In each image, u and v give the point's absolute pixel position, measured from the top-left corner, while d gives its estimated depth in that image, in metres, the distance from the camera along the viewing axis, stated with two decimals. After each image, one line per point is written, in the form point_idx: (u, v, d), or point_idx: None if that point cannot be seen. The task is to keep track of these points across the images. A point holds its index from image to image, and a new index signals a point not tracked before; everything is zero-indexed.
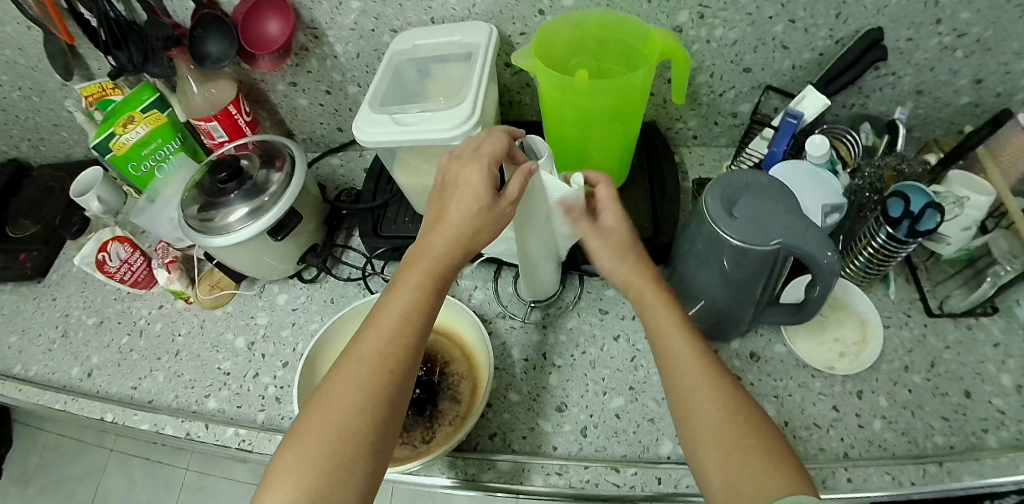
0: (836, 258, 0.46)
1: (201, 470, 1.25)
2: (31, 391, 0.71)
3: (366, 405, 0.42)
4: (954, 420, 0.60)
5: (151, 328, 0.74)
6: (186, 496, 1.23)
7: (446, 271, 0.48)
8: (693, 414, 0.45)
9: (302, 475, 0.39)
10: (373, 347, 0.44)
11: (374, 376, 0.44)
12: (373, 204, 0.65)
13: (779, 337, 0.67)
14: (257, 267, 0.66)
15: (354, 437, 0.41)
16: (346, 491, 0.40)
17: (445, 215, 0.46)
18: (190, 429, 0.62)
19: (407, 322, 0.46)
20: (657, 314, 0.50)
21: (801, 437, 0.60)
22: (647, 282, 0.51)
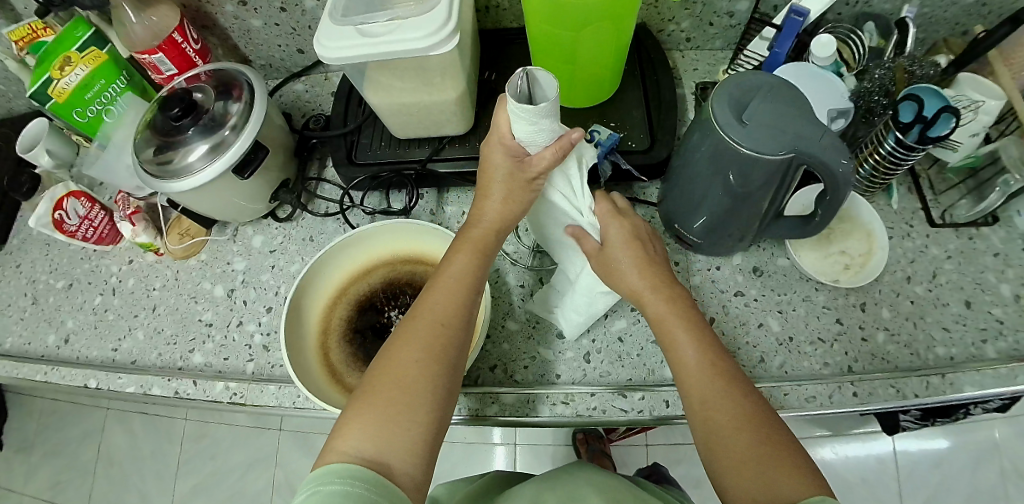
0: (852, 167, 0.43)
1: (200, 418, 1.24)
2: (9, 365, 0.67)
3: (428, 363, 0.43)
4: (955, 330, 0.59)
5: (123, 285, 0.69)
6: (189, 444, 1.23)
7: (493, 240, 0.50)
8: (706, 419, 0.42)
9: (369, 428, 0.40)
10: (432, 306, 0.46)
11: (433, 331, 0.45)
12: (346, 129, 0.58)
13: (784, 250, 0.63)
14: (226, 210, 0.61)
15: (415, 388, 0.42)
16: (411, 443, 0.40)
17: (487, 186, 0.49)
18: (178, 387, 0.59)
19: (459, 287, 0.47)
20: (668, 325, 0.46)
21: (806, 352, 0.58)
22: (654, 291, 0.48)
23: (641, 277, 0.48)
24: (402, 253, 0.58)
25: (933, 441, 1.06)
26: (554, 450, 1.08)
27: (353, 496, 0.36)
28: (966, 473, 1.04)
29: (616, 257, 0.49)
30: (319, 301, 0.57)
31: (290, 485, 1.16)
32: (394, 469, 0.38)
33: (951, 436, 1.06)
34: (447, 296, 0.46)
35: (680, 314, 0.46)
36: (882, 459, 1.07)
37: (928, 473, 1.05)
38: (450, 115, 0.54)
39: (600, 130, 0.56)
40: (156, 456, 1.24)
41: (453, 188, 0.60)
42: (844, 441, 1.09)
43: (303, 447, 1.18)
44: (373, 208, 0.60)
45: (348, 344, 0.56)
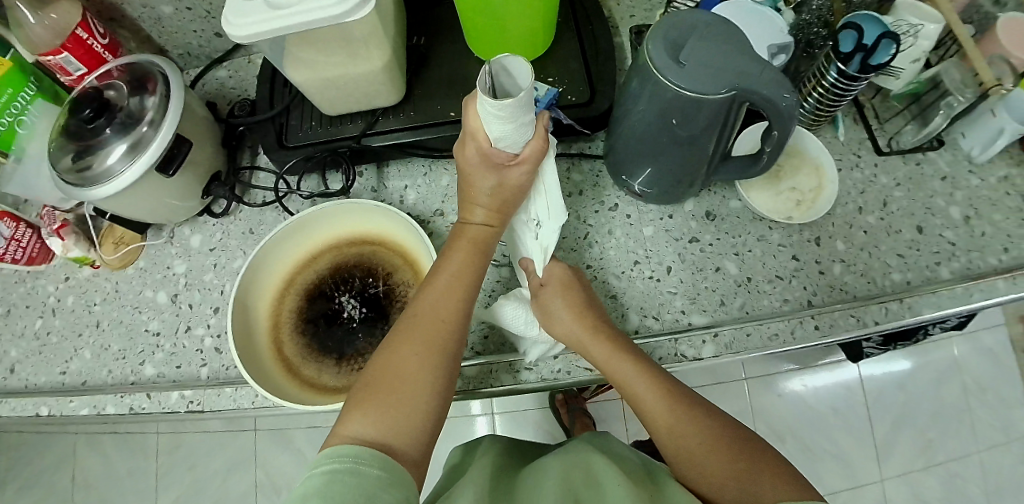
0: (794, 101, 0.42)
1: (172, 429, 1.20)
2: None
3: (428, 356, 0.43)
4: (909, 255, 0.60)
5: (63, 304, 0.64)
6: (166, 457, 1.19)
7: (490, 241, 0.49)
8: (678, 450, 0.44)
9: (371, 414, 0.40)
10: (427, 305, 0.45)
11: (434, 328, 0.44)
12: (273, 112, 0.55)
13: (736, 192, 0.62)
14: (156, 212, 0.57)
15: (415, 384, 0.41)
16: (413, 429, 0.40)
17: (472, 188, 0.47)
18: (132, 403, 0.57)
19: (458, 286, 0.46)
20: (614, 365, 0.48)
21: (767, 290, 0.58)
22: (590, 336, 0.49)
23: (575, 322, 0.49)
24: (348, 235, 0.56)
25: (898, 364, 1.11)
26: (534, 413, 1.08)
27: (341, 472, 0.35)
28: (930, 393, 1.10)
29: (551, 302, 0.50)
30: (265, 294, 0.55)
31: (274, 485, 1.14)
32: (395, 450, 0.39)
33: (914, 358, 1.12)
34: (450, 292, 0.46)
35: (624, 354, 0.48)
36: (850, 387, 1.11)
37: (894, 394, 1.10)
38: (380, 86, 0.51)
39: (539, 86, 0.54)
40: (133, 473, 1.19)
41: (392, 162, 0.58)
42: (813, 373, 1.12)
43: (283, 444, 1.16)
44: (311, 192, 0.57)
45: (301, 335, 0.54)
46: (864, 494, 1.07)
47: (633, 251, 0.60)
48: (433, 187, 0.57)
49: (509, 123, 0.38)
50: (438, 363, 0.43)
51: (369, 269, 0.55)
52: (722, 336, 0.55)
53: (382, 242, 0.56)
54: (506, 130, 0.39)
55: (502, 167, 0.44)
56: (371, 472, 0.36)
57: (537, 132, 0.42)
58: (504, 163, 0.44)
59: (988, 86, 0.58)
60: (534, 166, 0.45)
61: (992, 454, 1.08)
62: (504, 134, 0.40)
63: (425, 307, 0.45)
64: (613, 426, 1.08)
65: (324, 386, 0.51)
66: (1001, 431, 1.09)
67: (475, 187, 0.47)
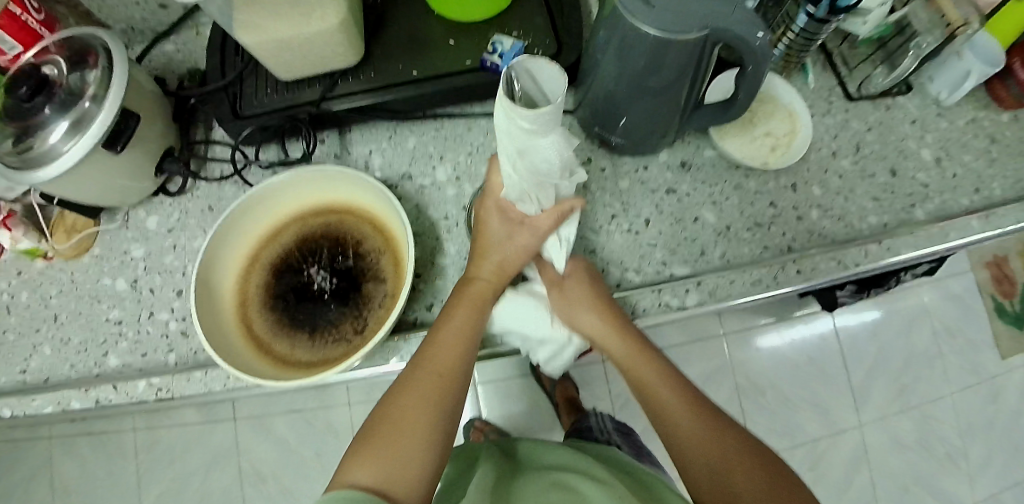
0: (767, 40, 0.41)
1: (149, 425, 1.16)
2: None
3: (431, 405, 0.41)
4: (884, 199, 0.60)
5: (17, 300, 0.60)
6: (146, 455, 1.15)
7: (493, 297, 0.47)
8: (701, 463, 0.41)
9: (371, 463, 0.37)
10: (432, 355, 0.43)
11: (438, 379, 0.42)
12: (225, 80, 0.52)
13: (709, 141, 0.61)
14: (107, 194, 0.54)
15: (418, 434, 0.39)
16: (411, 484, 0.37)
17: (484, 243, 0.48)
18: (98, 395, 0.54)
19: (461, 341, 0.44)
20: (640, 367, 0.47)
21: (746, 238, 0.57)
22: (614, 332, 0.48)
23: (600, 319, 0.48)
24: (312, 205, 0.54)
25: (869, 314, 1.14)
26: (518, 383, 1.08)
27: (343, 502, 0.33)
28: (901, 337, 1.13)
29: (572, 293, 0.49)
30: (229, 271, 0.52)
31: (259, 476, 1.12)
32: (395, 500, 0.36)
33: (884, 307, 1.14)
34: (459, 336, 0.44)
35: (648, 355, 0.47)
36: (825, 337, 1.13)
37: (867, 343, 1.13)
38: (337, 47, 0.48)
39: (503, 41, 0.52)
40: (112, 474, 1.15)
41: (355, 126, 0.55)
42: (789, 328, 1.13)
43: (263, 434, 1.14)
44: (272, 161, 0.55)
45: (270, 311, 0.52)
46: (843, 441, 1.09)
47: (610, 205, 0.58)
48: (398, 150, 0.55)
49: (539, 139, 0.35)
50: (443, 411, 0.41)
51: (337, 239, 0.53)
52: (705, 285, 0.55)
53: (348, 211, 0.54)
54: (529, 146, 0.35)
55: (520, 223, 0.47)
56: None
57: (553, 209, 0.45)
58: (522, 218, 0.46)
59: (956, 26, 0.57)
60: (549, 233, 0.47)
61: (961, 395, 1.12)
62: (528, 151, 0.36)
63: (431, 358, 0.43)
64: (596, 389, 1.08)
65: (297, 361, 0.49)
66: (969, 372, 1.13)
67: (490, 242, 0.48)
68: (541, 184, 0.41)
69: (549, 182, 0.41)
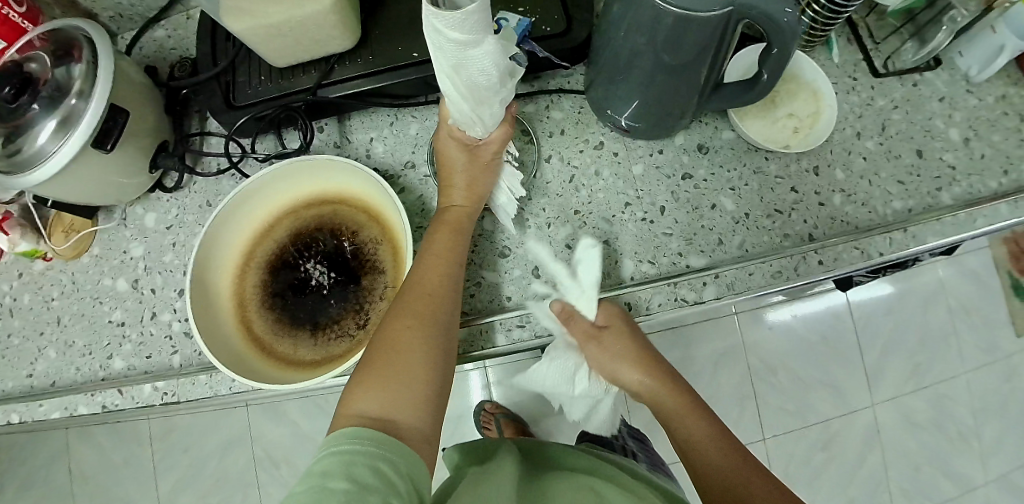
0: (797, 17, 0.38)
1: (162, 414, 1.15)
2: None
3: (422, 327, 0.41)
4: (910, 183, 0.57)
5: (20, 303, 0.59)
6: (159, 442, 1.15)
7: (467, 223, 0.48)
8: (735, 487, 0.45)
9: (374, 387, 0.38)
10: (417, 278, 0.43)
11: (424, 300, 0.42)
12: (217, 68, 0.49)
13: (728, 122, 0.58)
14: (102, 193, 0.53)
15: (414, 355, 0.39)
16: (413, 401, 0.38)
17: (447, 169, 0.48)
18: (103, 400, 0.53)
19: (443, 262, 0.44)
20: (678, 421, 0.51)
21: (765, 227, 0.55)
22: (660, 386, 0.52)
23: (637, 373, 0.52)
24: (306, 197, 0.52)
25: (880, 289, 1.10)
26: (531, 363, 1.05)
27: (357, 456, 0.33)
28: (916, 310, 1.09)
29: (614, 364, 0.51)
30: (225, 270, 0.50)
31: (273, 459, 1.10)
32: (400, 426, 0.37)
33: (899, 282, 1.10)
34: (446, 262, 0.44)
35: (690, 410, 0.51)
36: (839, 314, 1.09)
37: (881, 319, 1.09)
38: (332, 31, 0.45)
39: (508, 17, 0.48)
40: (127, 460, 1.15)
41: (355, 113, 0.53)
42: (799, 302, 1.09)
43: (275, 417, 1.11)
44: (268, 153, 0.52)
45: (270, 310, 0.50)
46: (855, 419, 1.06)
47: (624, 192, 0.56)
48: (400, 138, 0.52)
49: (471, 51, 0.34)
50: (434, 331, 0.41)
51: (334, 231, 0.51)
52: (723, 277, 0.52)
53: (342, 200, 0.51)
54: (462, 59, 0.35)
55: (472, 146, 0.47)
56: (393, 460, 0.34)
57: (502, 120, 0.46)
58: (473, 143, 0.47)
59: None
60: (501, 148, 0.48)
61: (974, 373, 1.09)
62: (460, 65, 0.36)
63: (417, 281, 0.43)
64: None
65: (299, 361, 0.48)
66: (982, 351, 1.10)
67: (450, 168, 0.48)
68: (482, 99, 0.40)
69: (491, 95, 0.40)
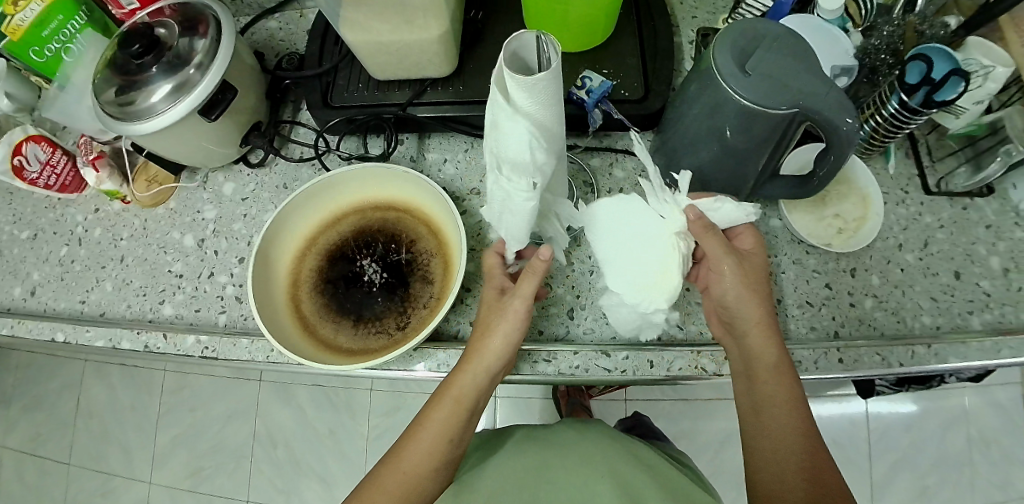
0: (856, 126, 0.41)
1: (180, 369, 1.20)
2: None
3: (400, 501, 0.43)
4: (942, 300, 0.58)
5: (90, 235, 0.65)
6: (170, 395, 1.19)
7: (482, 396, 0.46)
8: (776, 454, 0.44)
9: None
10: (417, 447, 0.44)
11: (412, 470, 0.44)
12: (321, 69, 0.54)
13: (778, 211, 0.61)
14: (193, 155, 0.58)
15: None
16: None
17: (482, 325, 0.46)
18: (148, 340, 0.57)
19: (444, 438, 0.44)
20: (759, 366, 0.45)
21: (795, 315, 0.57)
22: (758, 327, 0.46)
23: (742, 287, 0.46)
24: (373, 200, 0.56)
25: (904, 404, 1.09)
26: (543, 402, 1.09)
27: None
28: (934, 436, 1.08)
29: (726, 274, 0.46)
30: (286, 251, 0.54)
31: (271, 439, 1.12)
32: None
33: (922, 401, 1.09)
34: (469, 388, 0.45)
35: (775, 372, 0.45)
36: (855, 420, 1.09)
37: (899, 435, 1.08)
38: (433, 56, 0.50)
39: (593, 77, 0.53)
40: (136, 406, 1.21)
41: (434, 134, 0.57)
42: (819, 401, 1.10)
43: (285, 399, 1.14)
44: (350, 153, 0.57)
45: (320, 295, 0.54)
46: None
47: None
48: (472, 164, 0.56)
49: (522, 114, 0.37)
50: None
51: (392, 235, 0.55)
52: None
53: (407, 209, 0.55)
54: (521, 120, 0.37)
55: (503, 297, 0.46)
56: None
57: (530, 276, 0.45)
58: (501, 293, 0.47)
59: None
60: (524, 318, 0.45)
61: None
62: (502, 153, 0.39)
63: (416, 449, 0.44)
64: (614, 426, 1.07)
65: (339, 346, 0.51)
66: (1003, 492, 1.05)
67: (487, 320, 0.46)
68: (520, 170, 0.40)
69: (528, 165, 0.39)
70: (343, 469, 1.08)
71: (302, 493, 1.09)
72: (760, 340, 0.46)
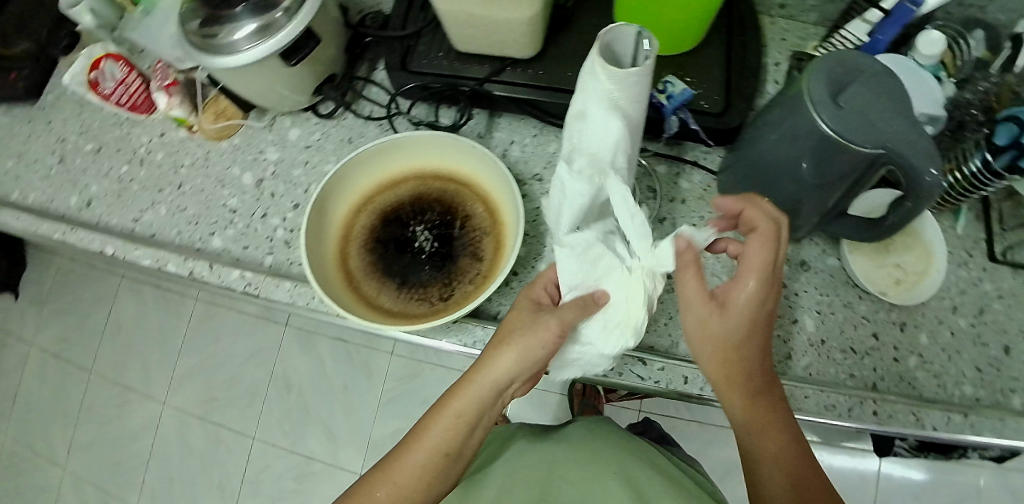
0: (939, 180, 0.40)
1: (209, 301, 1.23)
2: (31, 220, 0.66)
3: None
4: (987, 373, 0.55)
5: (152, 158, 0.66)
6: (195, 324, 1.23)
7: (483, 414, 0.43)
8: None
9: None
10: (412, 456, 0.43)
11: (406, 476, 0.43)
12: (404, 32, 0.55)
13: (837, 250, 0.59)
14: (266, 96, 0.58)
15: None
16: None
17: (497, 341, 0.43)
18: (193, 268, 0.58)
19: (440, 452, 0.43)
20: (759, 422, 0.41)
21: (835, 359, 0.55)
22: (747, 379, 0.40)
23: (717, 336, 0.39)
24: (434, 169, 0.56)
25: (920, 470, 1.06)
26: (553, 398, 1.08)
27: None
28: None
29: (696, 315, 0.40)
30: (343, 205, 0.55)
31: (287, 383, 1.15)
32: None
33: (939, 469, 1.05)
34: (470, 407, 0.43)
35: (773, 424, 0.41)
36: (865, 475, 1.07)
37: (908, 499, 1.05)
38: (519, 36, 0.49)
39: (675, 82, 0.52)
40: (163, 329, 1.24)
41: (505, 115, 0.57)
42: (835, 452, 1.08)
43: (307, 348, 1.16)
44: (421, 119, 0.58)
45: (368, 253, 0.54)
46: None
47: None
48: (538, 150, 0.56)
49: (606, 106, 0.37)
50: None
51: (448, 206, 0.55)
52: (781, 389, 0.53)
53: (467, 184, 0.55)
54: (601, 112, 0.37)
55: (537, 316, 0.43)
56: None
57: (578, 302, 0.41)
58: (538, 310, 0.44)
59: None
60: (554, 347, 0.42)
61: None
62: (585, 142, 0.39)
63: (411, 458, 0.43)
64: None
65: (379, 307, 0.51)
66: None
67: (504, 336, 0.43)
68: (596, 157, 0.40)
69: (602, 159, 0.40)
70: (345, 428, 1.10)
71: (303, 442, 1.11)
72: (741, 391, 0.41)
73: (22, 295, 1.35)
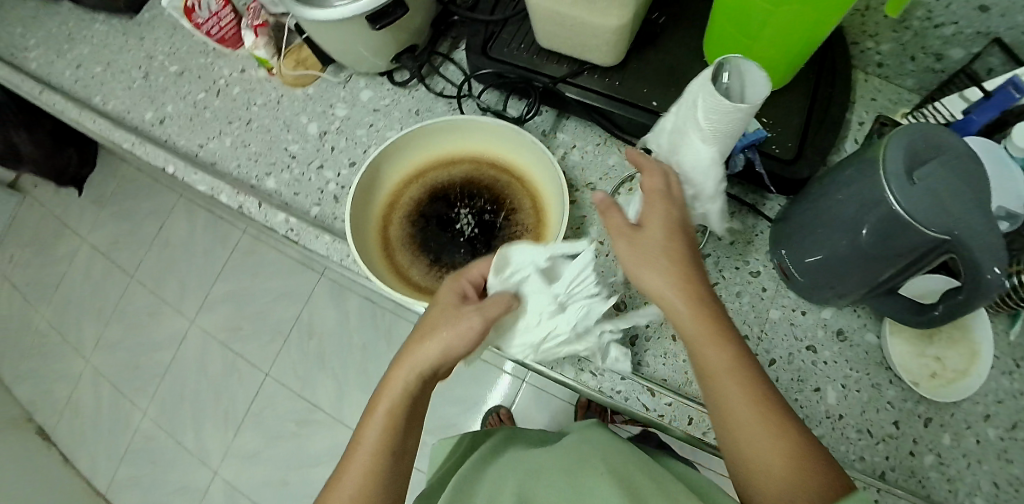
0: (1000, 280, 0.37)
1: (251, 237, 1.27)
2: (110, 127, 0.70)
3: None
4: (1005, 490, 0.51)
5: (228, 91, 0.69)
6: (233, 256, 1.27)
7: (417, 401, 0.43)
8: (731, 414, 0.38)
9: None
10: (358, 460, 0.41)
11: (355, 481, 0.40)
12: (492, 17, 0.55)
13: (879, 327, 0.56)
14: (348, 54, 0.60)
15: None
16: None
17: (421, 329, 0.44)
18: (243, 203, 0.60)
19: (382, 450, 0.41)
20: (699, 326, 0.40)
21: (848, 438, 0.53)
22: (679, 279, 0.41)
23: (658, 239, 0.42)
24: (491, 156, 0.56)
25: None
26: (560, 404, 1.10)
27: None
28: None
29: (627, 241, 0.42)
30: (396, 172, 0.56)
31: (308, 330, 1.18)
32: None
33: None
34: (402, 395, 0.42)
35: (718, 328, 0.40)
36: None
37: None
38: (602, 42, 0.49)
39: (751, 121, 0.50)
40: (207, 252, 1.29)
41: (572, 118, 0.57)
42: None
43: (337, 300, 1.19)
44: (489, 105, 0.59)
45: (410, 224, 0.55)
46: None
47: (749, 323, 0.57)
48: (597, 159, 0.56)
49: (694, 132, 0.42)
50: None
51: (497, 196, 0.55)
52: None
53: (519, 178, 0.55)
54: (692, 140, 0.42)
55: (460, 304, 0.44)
56: None
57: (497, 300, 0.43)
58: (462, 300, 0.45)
59: None
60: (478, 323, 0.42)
61: None
62: (677, 156, 0.45)
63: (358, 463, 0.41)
64: None
65: (409, 279, 0.53)
66: None
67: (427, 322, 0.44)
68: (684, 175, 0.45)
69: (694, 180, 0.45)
70: (349, 386, 1.12)
71: (310, 389, 1.14)
72: (685, 295, 0.40)
73: (86, 193, 1.42)
